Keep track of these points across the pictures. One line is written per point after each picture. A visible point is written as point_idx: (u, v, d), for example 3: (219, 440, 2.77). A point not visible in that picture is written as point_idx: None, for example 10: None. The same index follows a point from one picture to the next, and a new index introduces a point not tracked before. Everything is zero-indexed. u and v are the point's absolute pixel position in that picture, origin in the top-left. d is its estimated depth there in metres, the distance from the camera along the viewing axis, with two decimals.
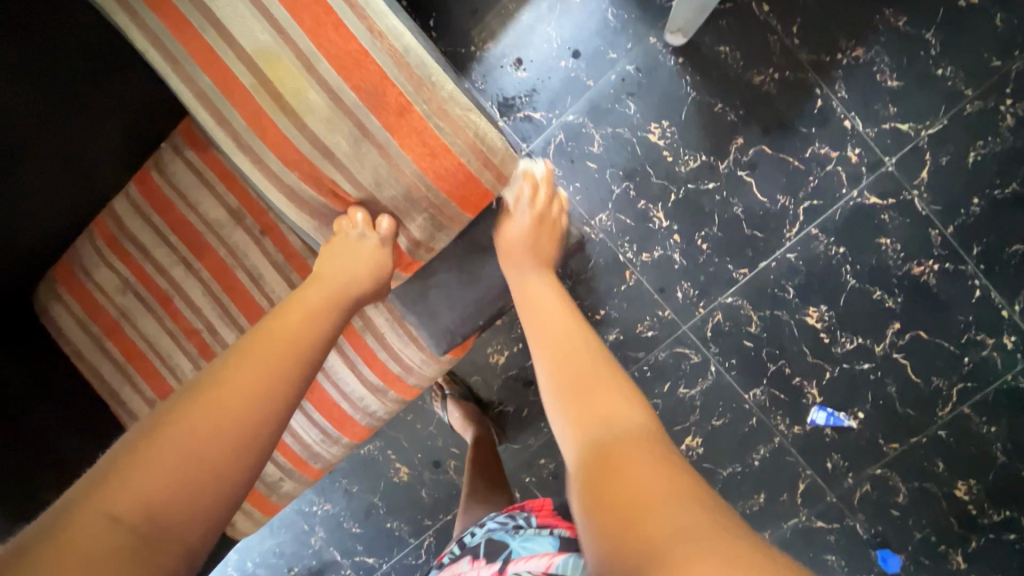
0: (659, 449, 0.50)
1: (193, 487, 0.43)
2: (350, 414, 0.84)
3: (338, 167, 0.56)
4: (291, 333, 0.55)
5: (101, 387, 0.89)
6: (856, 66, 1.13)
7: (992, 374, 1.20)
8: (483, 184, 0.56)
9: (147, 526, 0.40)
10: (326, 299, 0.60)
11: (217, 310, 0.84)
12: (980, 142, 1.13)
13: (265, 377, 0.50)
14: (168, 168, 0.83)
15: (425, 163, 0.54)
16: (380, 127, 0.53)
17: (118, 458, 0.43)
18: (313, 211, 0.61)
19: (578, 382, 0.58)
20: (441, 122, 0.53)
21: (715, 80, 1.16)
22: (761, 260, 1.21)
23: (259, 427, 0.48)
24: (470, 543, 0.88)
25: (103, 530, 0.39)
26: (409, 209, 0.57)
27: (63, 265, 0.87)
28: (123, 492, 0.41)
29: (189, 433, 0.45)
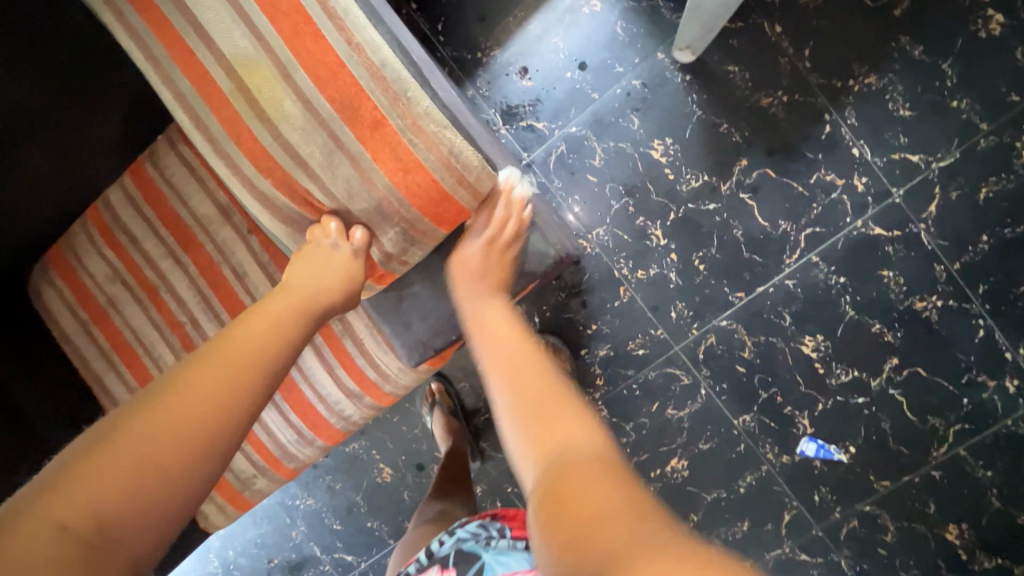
0: (617, 462, 0.48)
1: (145, 497, 0.42)
2: (325, 417, 0.84)
3: (311, 176, 0.56)
4: (255, 339, 0.54)
5: (87, 373, 0.90)
6: (868, 94, 1.10)
7: (992, 417, 1.17)
8: (458, 202, 0.56)
9: (97, 536, 0.40)
10: (295, 307, 0.59)
11: (202, 305, 0.85)
12: (992, 179, 1.09)
13: (224, 384, 0.49)
14: (163, 162, 0.84)
15: (397, 178, 0.54)
16: (354, 139, 0.53)
17: (67, 466, 0.42)
18: (287, 219, 0.60)
19: (533, 390, 0.57)
20: (415, 138, 0.52)
21: (721, 99, 1.14)
22: (758, 284, 1.19)
23: (217, 437, 0.47)
24: (440, 553, 0.87)
25: (50, 541, 0.38)
26: (381, 222, 0.57)
27: (58, 251, 0.89)
28: (71, 502, 0.40)
29: (142, 439, 0.44)
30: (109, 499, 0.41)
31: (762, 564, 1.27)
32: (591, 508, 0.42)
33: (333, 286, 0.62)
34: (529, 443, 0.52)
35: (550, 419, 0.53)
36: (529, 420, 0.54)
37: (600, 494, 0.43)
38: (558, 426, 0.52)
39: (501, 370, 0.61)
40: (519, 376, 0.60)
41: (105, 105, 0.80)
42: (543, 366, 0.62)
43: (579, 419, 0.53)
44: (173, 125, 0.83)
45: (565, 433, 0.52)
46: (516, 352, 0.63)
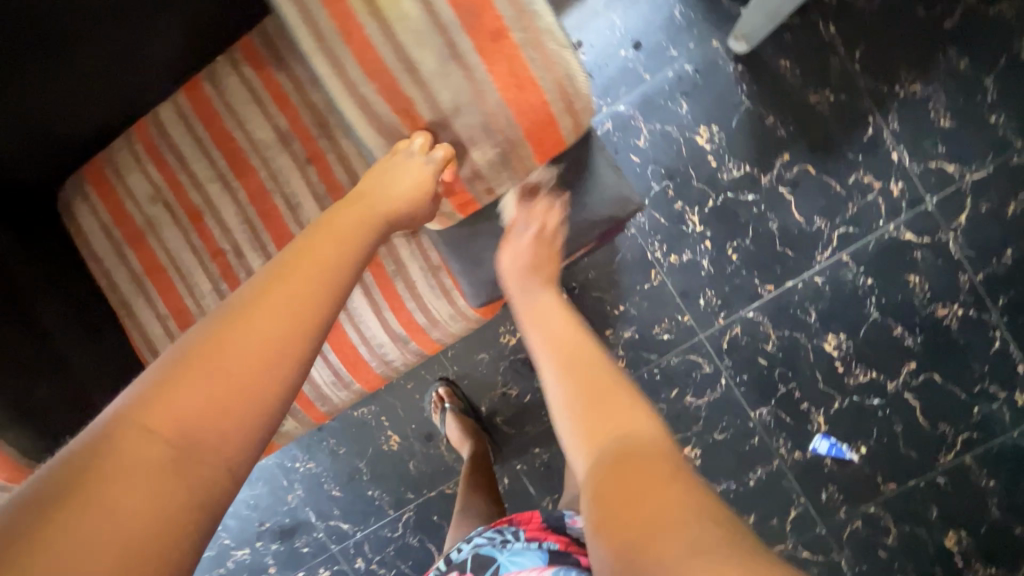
0: (666, 456, 0.48)
1: (228, 414, 0.39)
2: (366, 359, 0.82)
3: (419, 84, 0.57)
4: (326, 253, 0.50)
5: (114, 297, 0.86)
6: (911, 101, 1.13)
7: (999, 428, 1.20)
8: (561, 129, 0.60)
9: (186, 445, 0.37)
10: (365, 219, 0.56)
11: (247, 233, 0.82)
12: (1021, 195, 1.13)
13: (304, 297, 0.46)
14: (222, 81, 0.81)
15: (510, 95, 0.58)
16: (472, 49, 0.56)
17: (145, 385, 0.39)
18: (382, 129, 0.60)
19: (587, 374, 0.58)
20: (534, 54, 0.57)
21: (770, 92, 1.16)
22: (788, 278, 1.20)
23: (295, 347, 0.43)
24: (458, 558, 0.84)
25: (150, 452, 0.36)
26: (483, 139, 0.60)
27: (96, 166, 0.85)
28: (161, 410, 0.38)
29: (218, 355, 0.40)
30: (191, 409, 0.38)
31: None
32: (648, 512, 0.43)
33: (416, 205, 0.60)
34: (582, 432, 0.53)
35: (599, 407, 0.54)
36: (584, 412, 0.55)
37: (658, 497, 0.44)
38: (612, 414, 0.53)
39: (548, 342, 0.62)
40: (568, 352, 0.61)
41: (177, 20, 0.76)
42: (586, 339, 0.63)
43: (636, 407, 0.54)
44: (237, 45, 0.81)
45: (611, 431, 0.52)
46: (573, 340, 0.61)
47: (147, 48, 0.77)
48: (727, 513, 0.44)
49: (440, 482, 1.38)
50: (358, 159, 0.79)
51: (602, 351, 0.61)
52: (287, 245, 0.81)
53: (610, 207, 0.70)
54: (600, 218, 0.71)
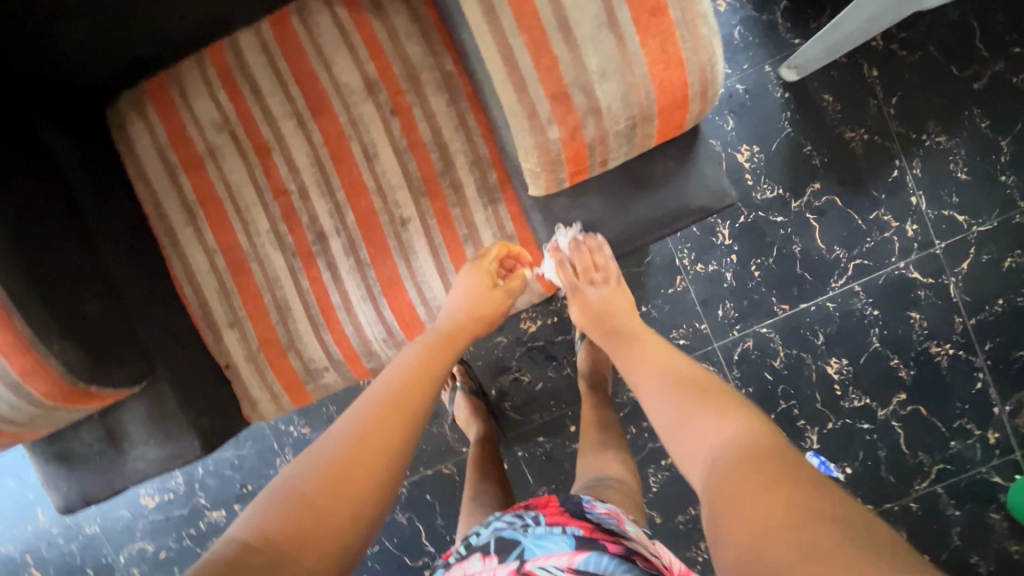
0: (776, 453, 0.52)
1: (358, 484, 0.55)
2: (421, 319, 0.83)
3: (569, 43, 0.59)
4: (422, 370, 0.69)
5: (157, 223, 0.82)
6: (935, 151, 1.21)
7: (970, 463, 1.29)
8: (686, 114, 0.64)
9: (330, 499, 0.53)
10: (438, 350, 0.73)
11: (316, 177, 0.80)
12: (1018, 251, 1.23)
13: (377, 435, 0.60)
14: (312, 19, 0.79)
15: (656, 70, 0.60)
16: (629, 20, 0.59)
17: (303, 463, 0.56)
18: (518, 83, 0.61)
19: (703, 398, 0.64)
20: (687, 32, 0.59)
21: (811, 123, 1.22)
22: (803, 301, 1.26)
23: (401, 439, 0.61)
24: (478, 541, 0.80)
25: (304, 508, 0.52)
26: (619, 112, 0.61)
27: (160, 83, 0.81)
28: (313, 478, 0.54)
29: (355, 443, 0.58)
30: (287, 521, 0.50)
31: None
32: (762, 511, 0.46)
33: (534, 159, 0.65)
34: (694, 448, 0.59)
35: (716, 422, 0.59)
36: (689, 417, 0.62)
37: (769, 494, 0.47)
38: (720, 424, 0.58)
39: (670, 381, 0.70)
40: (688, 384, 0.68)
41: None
42: (705, 375, 0.69)
43: (743, 420, 0.58)
44: None
45: (716, 432, 0.58)
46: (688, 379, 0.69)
47: None
48: (845, 501, 0.46)
49: (437, 461, 1.37)
50: (444, 118, 0.79)
51: (724, 385, 0.66)
52: (358, 193, 0.80)
53: (706, 198, 0.74)
54: (696, 206, 0.74)
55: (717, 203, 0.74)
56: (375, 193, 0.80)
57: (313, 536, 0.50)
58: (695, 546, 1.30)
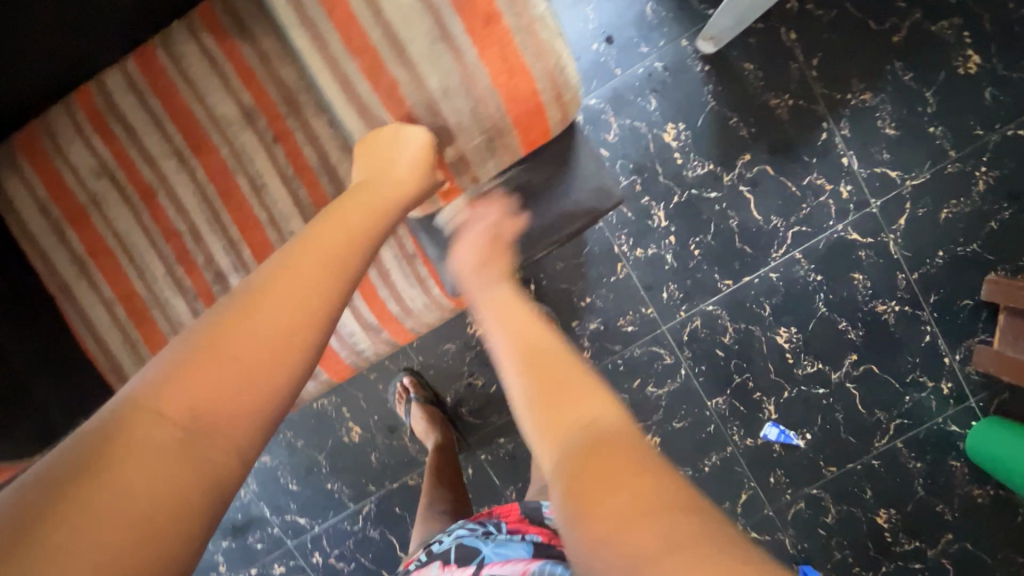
0: (634, 443, 0.45)
1: (240, 404, 0.40)
2: (336, 349, 0.79)
3: (406, 64, 0.64)
4: (339, 247, 0.52)
5: (50, 280, 0.79)
6: (861, 109, 1.20)
7: (926, 414, 1.30)
8: (547, 120, 0.67)
9: (197, 428, 0.38)
10: (363, 216, 0.56)
11: (206, 215, 0.77)
12: (952, 202, 1.22)
13: (290, 317, 0.44)
14: (178, 49, 0.75)
15: (500, 81, 0.64)
16: (462, 32, 0.62)
17: (157, 374, 0.39)
18: (362, 108, 0.66)
19: (552, 378, 0.52)
20: (527, 40, 0.63)
21: (734, 93, 1.20)
22: (745, 274, 1.25)
23: (308, 336, 0.45)
24: (439, 549, 0.77)
25: (159, 439, 0.37)
26: (471, 128, 0.66)
27: (31, 135, 0.77)
28: (173, 400, 0.38)
29: (229, 348, 0.41)
30: (169, 441, 0.37)
31: None
32: (618, 501, 0.41)
33: None
34: (546, 430, 0.48)
35: (580, 401, 0.49)
36: (541, 388, 0.51)
37: (623, 487, 0.41)
38: (572, 406, 0.49)
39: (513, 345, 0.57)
40: (531, 347, 0.56)
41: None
42: (548, 338, 0.57)
43: (595, 401, 0.49)
44: (195, 11, 0.75)
45: (573, 409, 0.48)
46: (534, 335, 0.57)
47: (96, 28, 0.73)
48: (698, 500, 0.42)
49: (402, 474, 1.36)
50: (328, 140, 0.76)
51: (564, 351, 0.56)
52: (252, 228, 0.78)
53: (591, 198, 0.76)
54: (583, 208, 0.76)
55: (604, 200, 0.76)
56: (268, 226, 0.78)
57: (217, 449, 0.38)
58: None
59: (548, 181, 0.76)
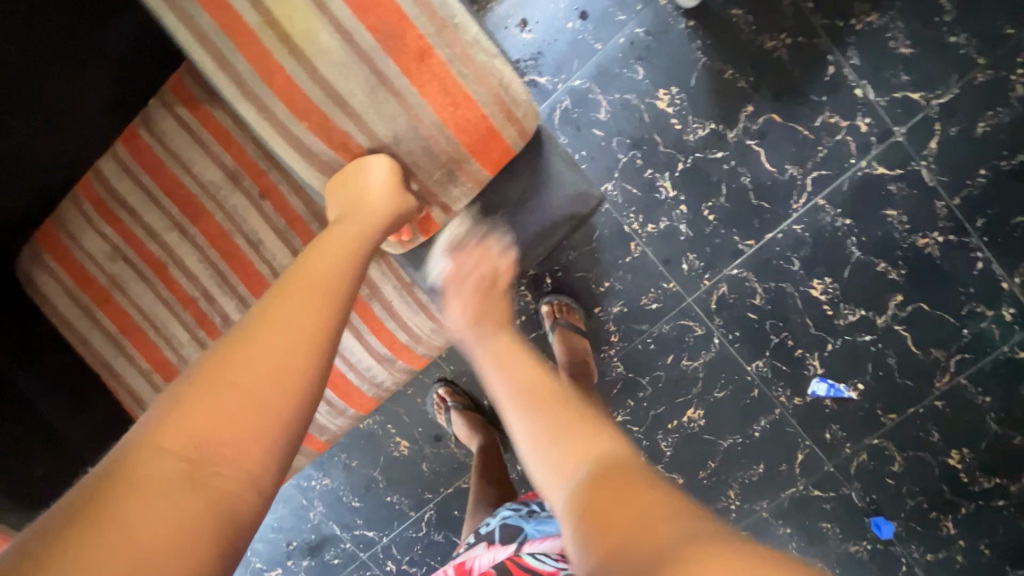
0: (644, 472, 0.47)
1: (242, 431, 0.39)
2: (356, 385, 0.82)
3: (351, 116, 0.63)
4: (326, 272, 0.52)
5: (93, 360, 0.84)
6: (869, 32, 1.11)
7: (990, 345, 1.21)
8: (506, 139, 0.66)
9: (200, 459, 0.37)
10: (349, 245, 0.57)
11: (215, 278, 0.81)
12: (989, 113, 1.11)
13: (289, 342, 0.44)
14: (158, 125, 0.78)
15: (446, 114, 0.63)
16: (398, 74, 0.60)
17: (159, 411, 0.39)
18: (322, 166, 0.66)
19: (555, 425, 0.55)
20: (464, 68, 0.62)
21: (724, 45, 1.13)
22: (767, 231, 1.19)
23: (309, 359, 0.44)
24: (485, 531, 0.80)
25: (162, 473, 0.36)
26: (428, 163, 0.66)
27: (47, 230, 0.82)
28: (174, 434, 0.38)
29: (230, 373, 0.41)
30: (170, 473, 0.36)
31: (777, 504, 1.31)
32: (634, 511, 0.42)
33: None
34: (558, 461, 0.51)
35: (584, 442, 0.52)
36: (548, 436, 0.54)
37: (634, 500, 0.43)
38: (578, 444, 0.51)
39: (515, 391, 0.60)
40: (540, 387, 0.60)
41: (103, 53, 0.75)
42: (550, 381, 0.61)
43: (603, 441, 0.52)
44: (166, 86, 0.78)
45: (582, 446, 0.51)
46: (541, 383, 0.61)
47: (89, 123, 0.79)
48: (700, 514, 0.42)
49: (455, 479, 1.40)
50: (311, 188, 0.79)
51: (569, 395, 0.60)
52: (257, 283, 0.81)
53: (569, 204, 0.74)
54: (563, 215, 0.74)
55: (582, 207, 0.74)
56: (271, 279, 0.81)
57: (218, 483, 0.37)
58: (723, 496, 1.32)
59: (524, 193, 0.73)
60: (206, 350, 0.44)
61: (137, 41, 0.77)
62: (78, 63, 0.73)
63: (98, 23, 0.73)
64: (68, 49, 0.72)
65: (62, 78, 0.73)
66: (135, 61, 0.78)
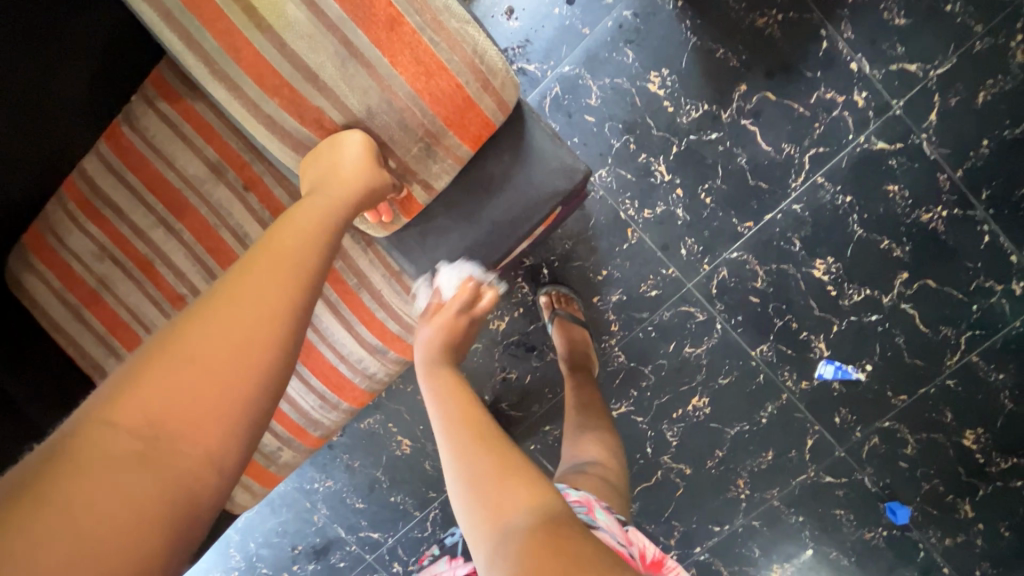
0: None
1: (202, 410, 0.38)
2: (349, 378, 0.81)
3: (324, 93, 0.62)
4: (294, 248, 0.50)
5: (83, 361, 0.83)
6: (863, 5, 1.09)
7: (1001, 321, 1.17)
8: (484, 110, 0.64)
9: (157, 437, 0.36)
10: (322, 220, 0.56)
11: (202, 273, 0.80)
12: (989, 82, 1.09)
13: (255, 318, 0.43)
14: (140, 121, 0.77)
15: (420, 84, 0.61)
16: (369, 44, 0.59)
17: (113, 385, 0.38)
18: (297, 145, 0.66)
19: None
20: (436, 35, 0.60)
21: (714, 23, 1.12)
22: (766, 212, 1.17)
23: (275, 339, 0.43)
24: (450, 542, 0.78)
25: (116, 450, 0.35)
26: (405, 138, 0.65)
27: (33, 231, 0.81)
28: (129, 410, 0.36)
29: (190, 349, 0.39)
30: (123, 452, 0.35)
31: (788, 492, 1.28)
32: None
33: None
34: (484, 514, 0.54)
35: (513, 487, 0.55)
36: None
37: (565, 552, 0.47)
38: None
39: None
40: None
41: (81, 48, 0.74)
42: None
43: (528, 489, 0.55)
44: (147, 81, 0.77)
45: None
46: None
47: (75, 117, 0.79)
48: None
49: None
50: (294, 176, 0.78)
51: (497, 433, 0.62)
52: None
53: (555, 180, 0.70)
54: (548, 190, 0.70)
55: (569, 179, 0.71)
56: None
57: (173, 463, 0.36)
58: (733, 485, 1.29)
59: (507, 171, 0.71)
60: (166, 323, 0.42)
61: (114, 27, 0.76)
62: (57, 56, 0.73)
63: (73, 17, 0.73)
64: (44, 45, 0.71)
65: (41, 75, 0.72)
66: (115, 49, 0.78)
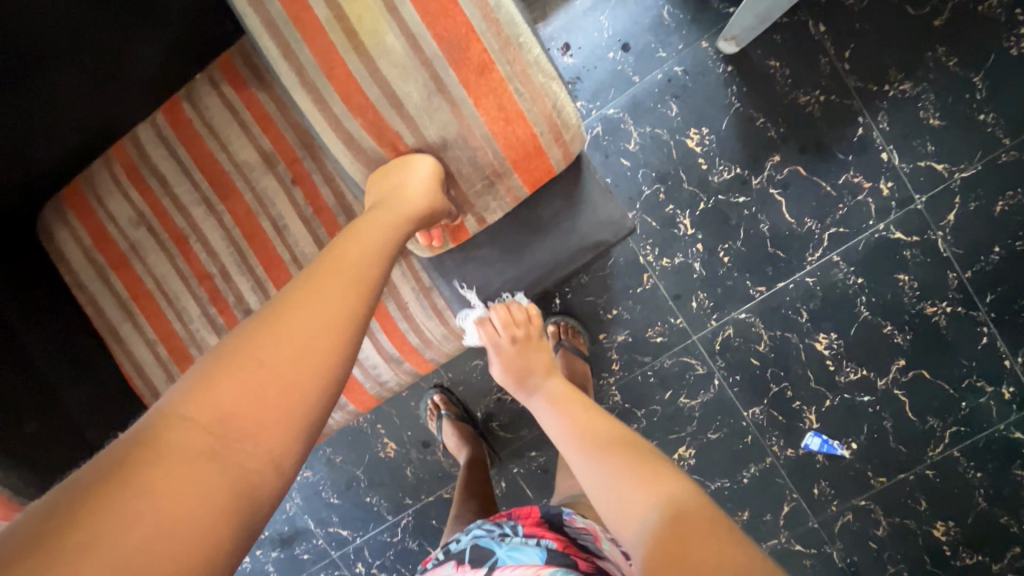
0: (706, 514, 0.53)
1: (268, 408, 0.40)
2: (360, 381, 0.83)
3: (404, 117, 0.65)
4: (357, 260, 0.53)
5: (100, 323, 0.84)
6: (902, 100, 1.13)
7: (986, 421, 1.21)
8: (550, 158, 0.68)
9: (225, 433, 0.38)
10: (382, 236, 0.58)
11: (234, 256, 0.81)
12: (1009, 193, 1.13)
13: (320, 324, 0.45)
14: (202, 100, 0.79)
15: (497, 127, 0.65)
16: (456, 83, 0.63)
17: (188, 382, 0.40)
18: (367, 160, 0.69)
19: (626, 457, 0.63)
20: (523, 87, 0.65)
21: (760, 93, 1.16)
22: (779, 280, 1.20)
23: (337, 342, 0.45)
24: (455, 549, 0.78)
25: (190, 443, 0.37)
26: (472, 172, 0.69)
27: (77, 192, 0.82)
28: (202, 406, 0.38)
29: (261, 350, 0.42)
30: (196, 446, 0.37)
31: None
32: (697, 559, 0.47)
33: None
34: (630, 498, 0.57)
35: (640, 485, 0.58)
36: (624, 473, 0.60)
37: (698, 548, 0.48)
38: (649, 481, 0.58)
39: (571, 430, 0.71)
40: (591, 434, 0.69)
41: (160, 31, 0.74)
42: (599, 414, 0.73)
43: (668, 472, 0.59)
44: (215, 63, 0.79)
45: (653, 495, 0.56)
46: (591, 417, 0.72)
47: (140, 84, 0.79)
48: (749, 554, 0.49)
49: (438, 487, 1.39)
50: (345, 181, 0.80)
51: (621, 431, 0.68)
52: (277, 268, 0.81)
53: (602, 233, 0.75)
54: (593, 241, 0.76)
55: (614, 234, 0.76)
56: (291, 265, 0.81)
57: (239, 458, 0.38)
58: None
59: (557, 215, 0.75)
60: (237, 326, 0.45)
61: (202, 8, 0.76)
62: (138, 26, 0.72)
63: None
64: (121, 17, 0.71)
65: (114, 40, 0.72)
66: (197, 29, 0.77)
